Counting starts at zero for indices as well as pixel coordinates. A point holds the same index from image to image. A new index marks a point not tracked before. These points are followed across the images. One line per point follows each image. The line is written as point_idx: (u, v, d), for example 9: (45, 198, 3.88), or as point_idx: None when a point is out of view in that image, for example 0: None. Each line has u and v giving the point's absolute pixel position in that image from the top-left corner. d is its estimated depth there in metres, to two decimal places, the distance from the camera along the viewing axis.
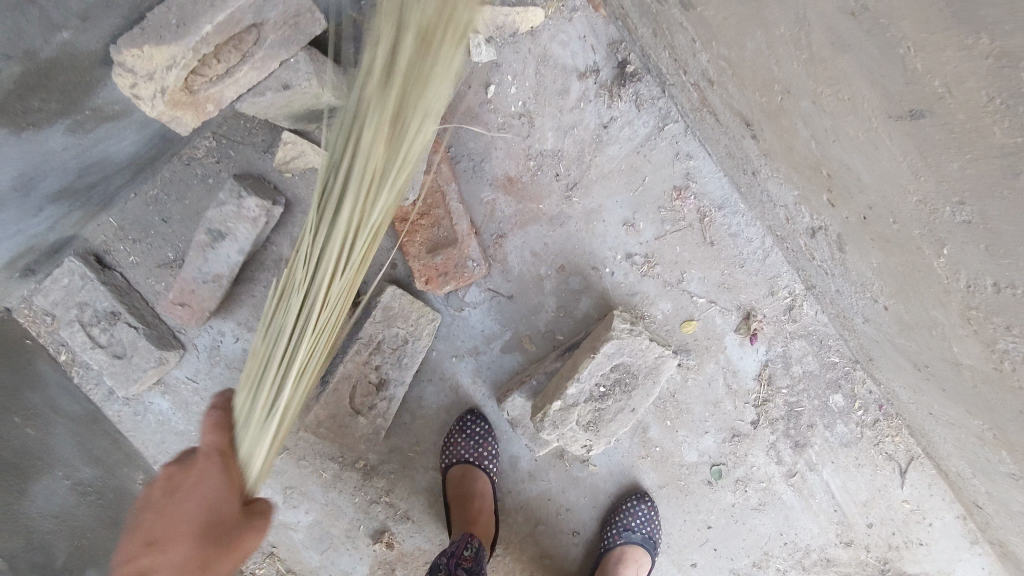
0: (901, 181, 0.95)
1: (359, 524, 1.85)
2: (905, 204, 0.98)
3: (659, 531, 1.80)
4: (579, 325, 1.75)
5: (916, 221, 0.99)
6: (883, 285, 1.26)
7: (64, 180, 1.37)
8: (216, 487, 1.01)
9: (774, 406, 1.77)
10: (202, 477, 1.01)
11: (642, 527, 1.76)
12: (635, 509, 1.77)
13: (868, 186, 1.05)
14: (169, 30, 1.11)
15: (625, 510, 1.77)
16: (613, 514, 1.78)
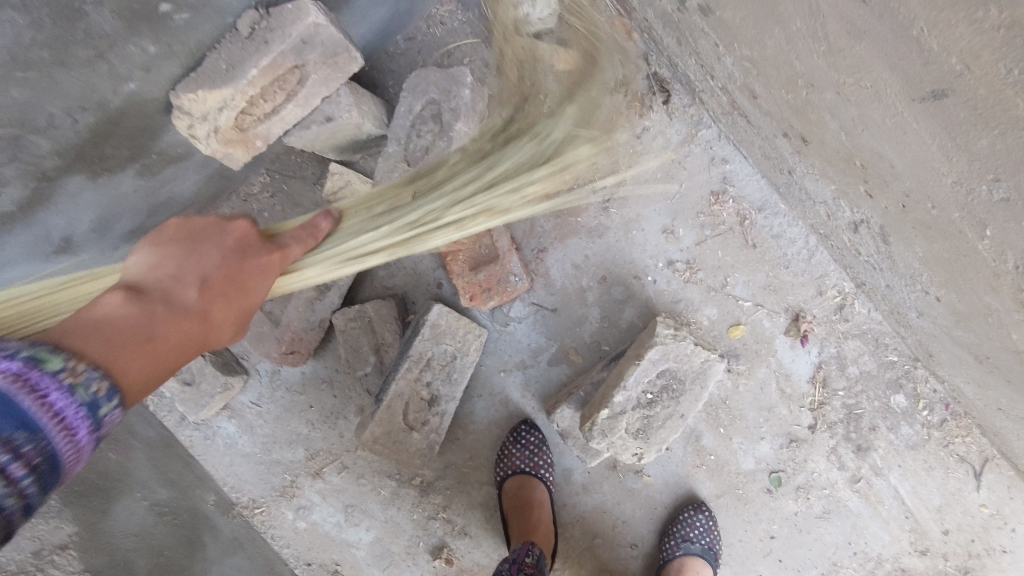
0: (934, 165, 0.94)
1: (419, 540, 1.89)
2: (939, 187, 0.97)
3: (719, 543, 1.76)
4: (624, 334, 1.76)
5: (953, 204, 0.97)
6: (932, 275, 1.23)
7: (136, 221, 1.50)
8: (215, 268, 0.94)
9: (832, 410, 1.72)
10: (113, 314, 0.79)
11: (701, 539, 1.72)
12: (693, 520, 1.74)
13: (902, 173, 1.04)
14: (220, 74, 1.20)
15: (682, 521, 1.73)
16: (671, 525, 1.75)
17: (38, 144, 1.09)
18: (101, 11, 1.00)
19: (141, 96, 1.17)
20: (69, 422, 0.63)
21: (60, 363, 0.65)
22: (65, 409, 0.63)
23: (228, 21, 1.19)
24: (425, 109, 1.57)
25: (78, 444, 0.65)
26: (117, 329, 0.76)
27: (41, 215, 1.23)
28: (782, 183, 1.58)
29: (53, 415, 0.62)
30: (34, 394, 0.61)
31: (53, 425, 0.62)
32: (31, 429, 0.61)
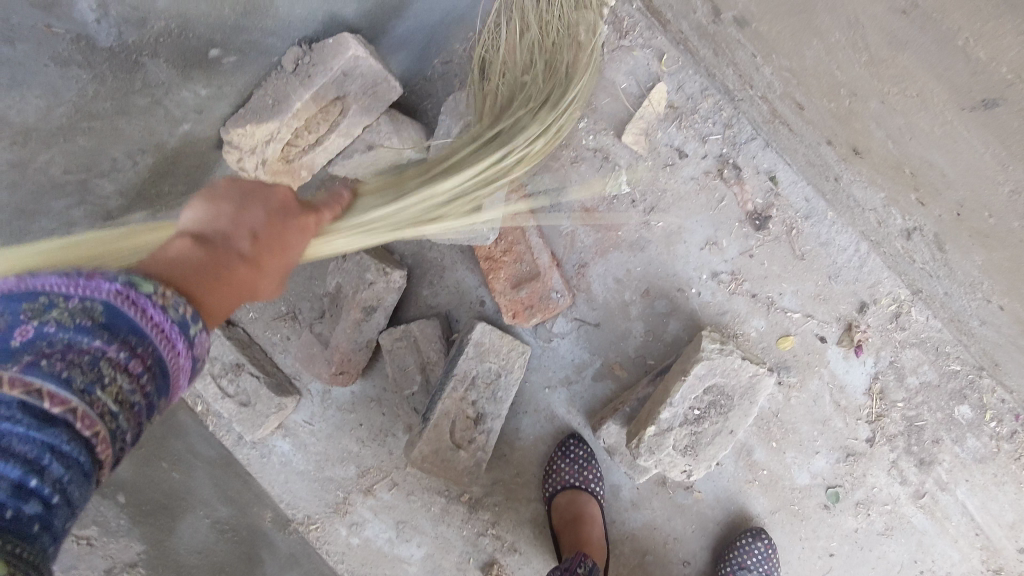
0: (986, 172, 0.96)
1: (469, 557, 1.90)
2: (995, 195, 0.98)
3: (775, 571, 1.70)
4: (669, 348, 1.74)
5: (1009, 210, 0.98)
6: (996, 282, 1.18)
7: None
8: None
9: (890, 422, 1.66)
10: (179, 257, 0.78)
11: (758, 567, 1.67)
12: (750, 548, 1.68)
13: (955, 181, 1.01)
14: (267, 109, 1.25)
15: (739, 549, 1.68)
16: (726, 551, 1.70)
17: (102, 186, 1.14)
18: (157, 62, 1.05)
19: (193, 135, 1.24)
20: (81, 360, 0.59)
21: (153, 287, 0.66)
22: (164, 324, 0.65)
23: (273, 60, 1.24)
24: (463, 131, 1.59)
25: (178, 359, 0.67)
26: (191, 271, 0.77)
27: None
28: (829, 190, 1.54)
29: (154, 328, 0.64)
30: (133, 306, 0.63)
31: (156, 337, 0.64)
32: (141, 337, 0.63)
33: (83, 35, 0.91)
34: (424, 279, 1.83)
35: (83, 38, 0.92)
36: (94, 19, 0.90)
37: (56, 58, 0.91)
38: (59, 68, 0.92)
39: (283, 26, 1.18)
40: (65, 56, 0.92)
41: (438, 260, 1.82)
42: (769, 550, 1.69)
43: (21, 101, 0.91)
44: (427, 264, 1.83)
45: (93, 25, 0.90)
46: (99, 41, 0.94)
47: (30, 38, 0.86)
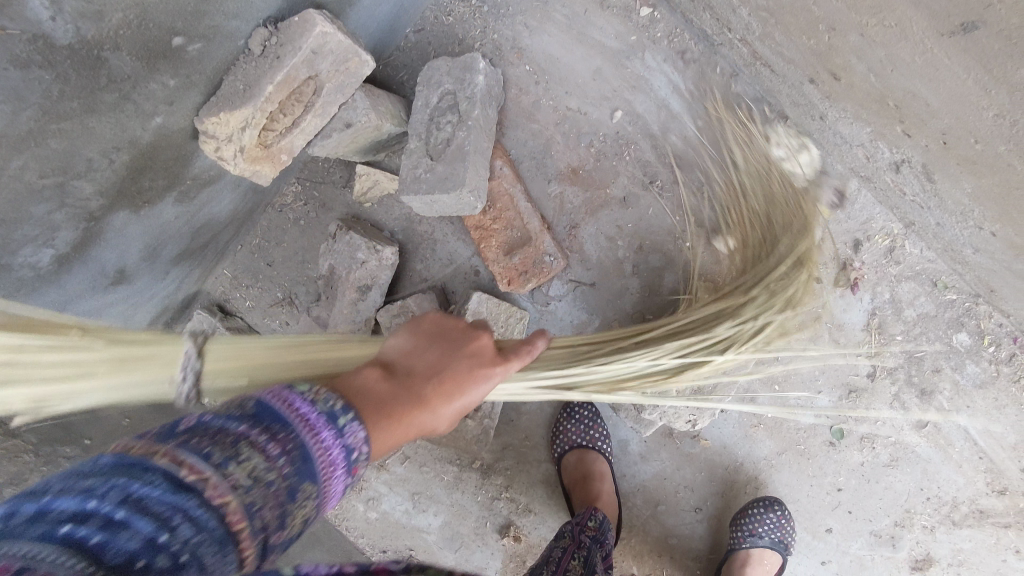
0: (972, 100, 1.02)
1: (486, 521, 1.94)
2: (979, 120, 1.03)
3: (791, 535, 1.75)
4: (666, 302, 1.75)
5: (998, 136, 1.03)
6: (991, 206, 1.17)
7: (182, 244, 1.55)
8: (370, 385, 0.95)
9: (890, 356, 1.67)
10: (367, 387, 0.92)
11: (769, 532, 1.72)
12: (762, 516, 1.72)
13: (939, 109, 1.07)
14: (238, 95, 1.23)
15: (750, 517, 1.72)
16: (739, 517, 1.75)
17: (81, 187, 1.12)
18: (120, 56, 1.02)
19: (168, 128, 1.20)
20: (314, 425, 0.78)
21: (305, 388, 0.83)
22: (308, 415, 0.78)
23: (239, 44, 1.20)
24: (441, 101, 1.57)
25: (325, 450, 0.78)
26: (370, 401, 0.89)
27: (92, 253, 1.27)
28: (816, 128, 1.53)
29: (299, 419, 0.78)
30: (287, 405, 0.79)
31: (300, 428, 0.77)
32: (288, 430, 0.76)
33: (39, 34, 0.91)
34: (417, 254, 1.83)
35: (40, 39, 0.91)
36: (48, 16, 0.90)
37: (14, 60, 0.90)
38: (19, 70, 0.91)
39: (245, 8, 1.15)
40: (24, 58, 0.91)
41: (429, 233, 1.82)
42: (781, 519, 1.72)
43: None
44: (418, 238, 1.82)
45: (48, 23, 0.90)
46: (56, 39, 0.93)
47: None
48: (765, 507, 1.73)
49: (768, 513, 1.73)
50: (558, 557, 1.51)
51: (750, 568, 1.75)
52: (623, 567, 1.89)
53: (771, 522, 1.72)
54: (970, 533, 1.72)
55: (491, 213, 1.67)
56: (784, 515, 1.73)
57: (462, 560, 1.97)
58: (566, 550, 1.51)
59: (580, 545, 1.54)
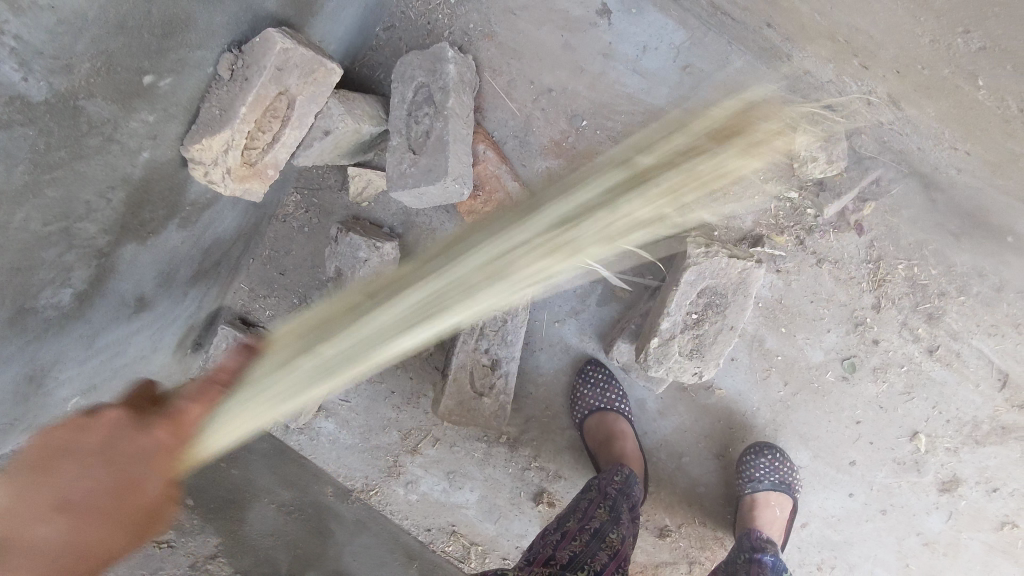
0: (908, 29, 1.08)
1: (520, 491, 2.02)
2: (919, 47, 1.11)
3: (792, 474, 1.80)
4: (663, 260, 1.78)
5: (941, 61, 1.10)
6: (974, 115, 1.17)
7: (194, 267, 1.65)
8: None
9: (893, 286, 1.67)
10: None
11: (768, 476, 1.78)
12: (755, 462, 1.78)
13: (884, 41, 1.13)
14: (217, 120, 1.31)
15: (744, 464, 1.79)
16: (737, 467, 1.82)
17: (85, 229, 1.21)
18: (95, 102, 1.10)
19: (157, 161, 1.29)
20: None
21: None
22: None
23: (209, 71, 1.28)
24: (417, 94, 1.61)
25: None
26: None
27: (109, 285, 1.38)
28: (788, 68, 1.53)
29: None
30: None
31: None
32: None
33: (14, 95, 0.97)
34: (419, 244, 1.89)
35: (16, 98, 0.98)
36: (21, 78, 0.96)
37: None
38: (3, 130, 0.98)
39: (207, 36, 1.22)
40: (6, 119, 0.98)
41: (427, 223, 1.87)
42: (776, 461, 1.78)
43: None
44: (416, 230, 1.88)
45: (22, 83, 0.97)
46: (32, 96, 1.00)
47: None
48: (754, 450, 1.79)
49: (761, 458, 1.78)
50: (583, 508, 1.57)
51: (759, 512, 1.79)
52: (656, 520, 1.95)
53: (766, 464, 1.78)
54: (994, 450, 1.72)
55: (480, 196, 1.71)
56: (779, 456, 1.79)
57: (502, 530, 2.05)
58: (591, 502, 1.58)
59: (606, 498, 1.60)
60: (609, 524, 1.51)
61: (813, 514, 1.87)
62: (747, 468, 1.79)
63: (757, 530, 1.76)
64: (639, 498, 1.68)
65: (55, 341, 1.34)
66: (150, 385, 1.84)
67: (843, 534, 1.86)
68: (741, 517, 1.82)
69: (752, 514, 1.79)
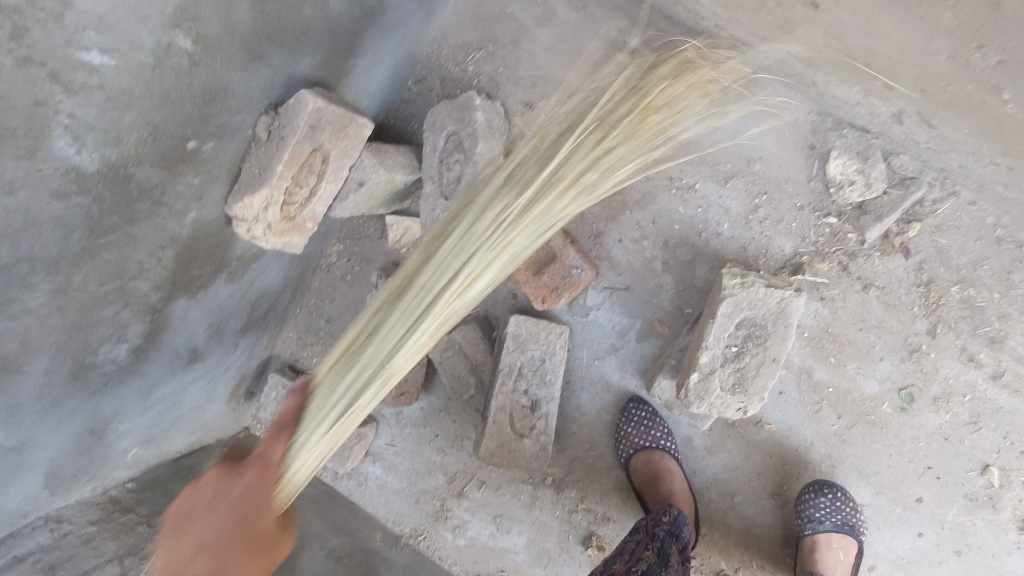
0: (925, 49, 1.16)
1: (569, 534, 1.98)
2: (936, 65, 1.18)
3: (856, 516, 1.71)
4: (702, 292, 1.76)
5: (962, 76, 1.17)
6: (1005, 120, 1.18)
7: (242, 318, 1.73)
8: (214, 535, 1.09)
9: (947, 310, 1.59)
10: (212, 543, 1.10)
11: (830, 516, 1.68)
12: (816, 501, 1.69)
13: (902, 61, 1.19)
14: (256, 179, 1.39)
15: (805, 503, 1.70)
16: (797, 505, 1.73)
17: (138, 287, 1.30)
18: (144, 168, 1.18)
19: (202, 220, 1.37)
20: None
21: None
22: None
23: (248, 133, 1.38)
24: (447, 142, 1.67)
25: None
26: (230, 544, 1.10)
27: (161, 338, 1.46)
28: (816, 92, 1.51)
29: None
30: None
31: None
32: None
33: (70, 167, 1.05)
34: None
35: (72, 170, 1.06)
36: (74, 151, 1.04)
37: (54, 194, 1.05)
38: (61, 201, 1.06)
39: (245, 101, 1.31)
40: (63, 190, 1.06)
41: None
42: (839, 501, 1.69)
43: (40, 237, 1.06)
44: None
45: (75, 156, 1.04)
46: (85, 168, 1.08)
47: (27, 186, 1.00)
48: (817, 487, 1.70)
49: (823, 496, 1.69)
50: (629, 549, 1.54)
51: (821, 554, 1.70)
52: (712, 564, 1.87)
53: (828, 503, 1.68)
54: None
55: None
56: (844, 496, 1.69)
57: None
58: (638, 543, 1.55)
59: (654, 539, 1.55)
60: (657, 568, 1.47)
61: (881, 556, 1.76)
62: (808, 506, 1.70)
63: (816, 574, 1.68)
64: (690, 540, 1.60)
65: (115, 394, 1.44)
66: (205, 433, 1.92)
67: None
68: (802, 561, 1.74)
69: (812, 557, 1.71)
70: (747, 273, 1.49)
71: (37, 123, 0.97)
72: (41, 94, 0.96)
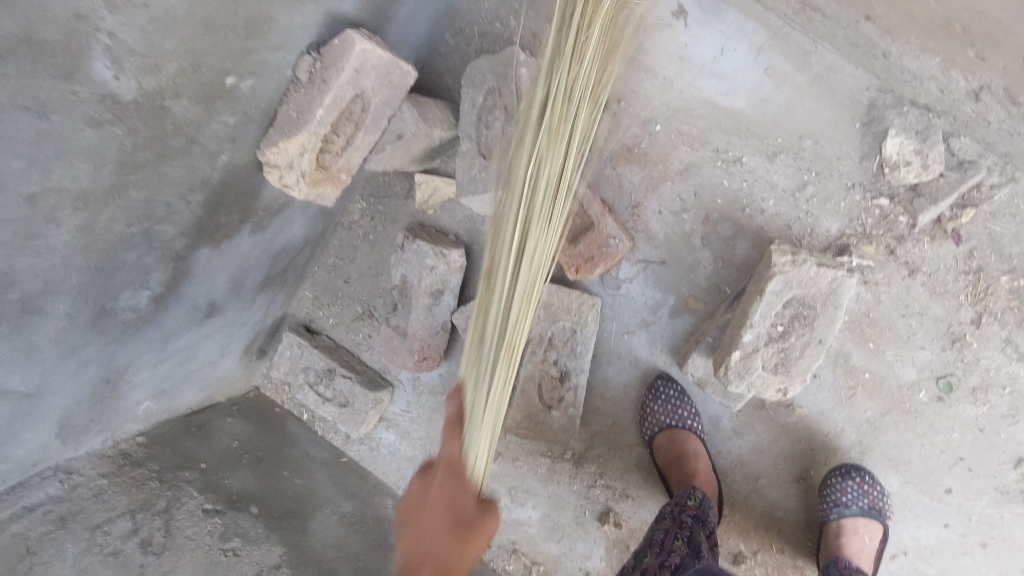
0: None
1: (585, 510, 1.94)
2: None
3: (883, 499, 1.69)
4: (741, 269, 1.70)
5: None
6: None
7: (263, 271, 1.66)
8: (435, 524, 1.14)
9: (995, 300, 1.55)
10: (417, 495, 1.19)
11: (857, 501, 1.66)
12: (843, 485, 1.67)
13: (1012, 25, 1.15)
14: (293, 123, 1.31)
15: (831, 487, 1.68)
16: (822, 489, 1.71)
17: (165, 230, 1.23)
18: (181, 102, 1.11)
19: (234, 164, 1.29)
20: None
21: None
22: None
23: (288, 74, 1.29)
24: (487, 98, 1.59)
25: None
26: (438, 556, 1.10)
27: (184, 287, 1.39)
28: (881, 65, 1.44)
29: None
30: None
31: None
32: None
33: (106, 93, 0.98)
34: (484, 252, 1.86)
35: (108, 97, 0.99)
36: (112, 76, 0.97)
37: (89, 121, 0.98)
38: (95, 129, 0.99)
39: (287, 38, 1.22)
40: (97, 117, 0.99)
41: None
42: (866, 486, 1.66)
43: (72, 168, 1.00)
44: (482, 238, 1.84)
45: (113, 81, 0.98)
46: (122, 95, 1.01)
47: (63, 108, 0.94)
48: (842, 469, 1.68)
49: (849, 481, 1.67)
50: (660, 540, 1.49)
51: (847, 539, 1.69)
52: (731, 545, 1.85)
53: (854, 487, 1.66)
54: None
55: None
56: (871, 480, 1.68)
57: (565, 550, 1.97)
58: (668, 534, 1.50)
59: (682, 527, 1.52)
60: (690, 559, 1.43)
61: (904, 545, 1.74)
62: (832, 491, 1.68)
63: (843, 558, 1.67)
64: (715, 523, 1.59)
65: (132, 343, 1.37)
66: (215, 390, 1.86)
67: (938, 569, 1.73)
68: (827, 546, 1.72)
69: (836, 541, 1.70)
70: (797, 251, 1.44)
71: (75, 40, 0.91)
72: (82, 8, 0.89)
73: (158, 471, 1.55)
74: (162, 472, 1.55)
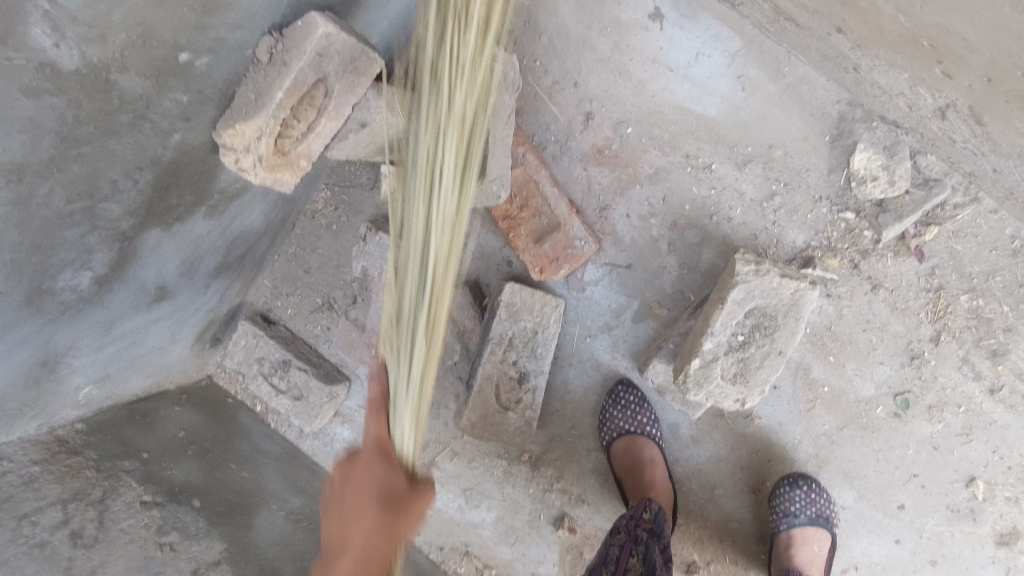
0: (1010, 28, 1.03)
1: (540, 514, 1.91)
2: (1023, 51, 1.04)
3: (830, 506, 1.68)
4: (705, 277, 1.69)
5: None
6: None
7: (218, 258, 1.61)
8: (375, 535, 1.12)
9: (954, 318, 1.56)
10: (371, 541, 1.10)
11: (804, 510, 1.65)
12: (790, 495, 1.67)
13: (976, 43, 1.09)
14: (250, 106, 1.25)
15: (778, 497, 1.69)
16: (771, 500, 1.71)
17: (108, 209, 1.17)
18: (128, 76, 1.06)
19: (187, 144, 1.24)
20: None
21: None
22: None
23: (246, 53, 1.23)
24: None
25: None
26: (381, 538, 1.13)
27: (129, 269, 1.33)
28: (852, 78, 1.44)
29: None
30: None
31: None
32: None
33: (45, 62, 0.94)
34: None
35: (46, 66, 0.95)
36: (52, 44, 0.94)
37: (26, 90, 0.94)
38: (31, 98, 0.95)
39: (245, 17, 1.17)
40: (34, 87, 0.94)
41: None
42: (813, 495, 1.66)
43: (6, 138, 0.95)
44: None
45: (52, 50, 0.94)
46: (63, 65, 0.96)
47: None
48: (790, 479, 1.68)
49: (795, 490, 1.67)
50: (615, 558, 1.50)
51: (796, 550, 1.68)
52: (685, 555, 1.83)
53: (801, 496, 1.66)
54: None
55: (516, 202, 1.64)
56: (819, 490, 1.68)
57: (518, 554, 1.93)
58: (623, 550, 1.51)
59: (637, 542, 1.51)
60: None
61: (855, 560, 1.74)
62: (781, 500, 1.68)
63: (793, 570, 1.67)
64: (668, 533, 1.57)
65: (71, 325, 1.31)
66: (165, 378, 1.80)
67: None
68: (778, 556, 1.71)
69: (785, 550, 1.70)
70: (762, 261, 1.43)
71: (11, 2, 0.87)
72: None
73: (96, 459, 1.47)
74: (100, 461, 1.48)
